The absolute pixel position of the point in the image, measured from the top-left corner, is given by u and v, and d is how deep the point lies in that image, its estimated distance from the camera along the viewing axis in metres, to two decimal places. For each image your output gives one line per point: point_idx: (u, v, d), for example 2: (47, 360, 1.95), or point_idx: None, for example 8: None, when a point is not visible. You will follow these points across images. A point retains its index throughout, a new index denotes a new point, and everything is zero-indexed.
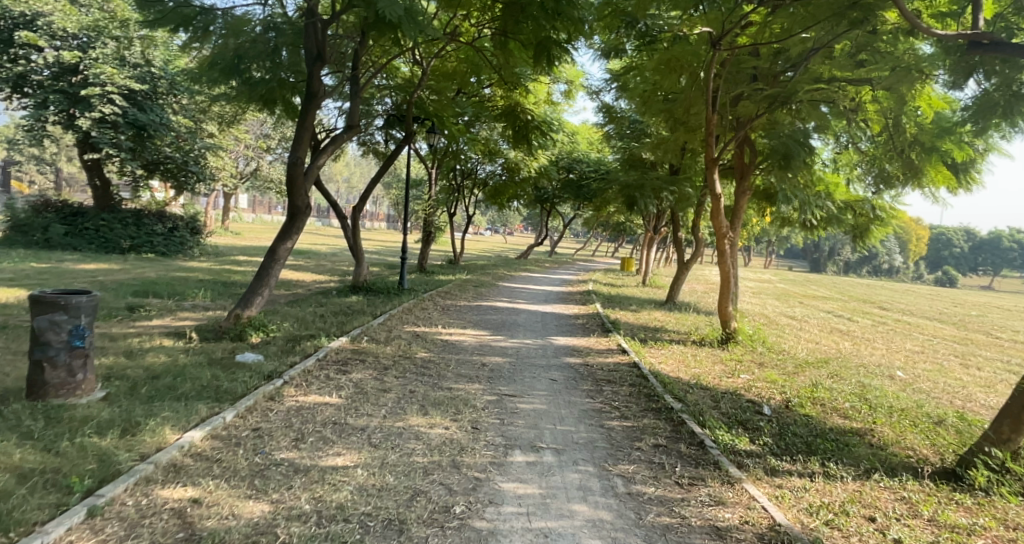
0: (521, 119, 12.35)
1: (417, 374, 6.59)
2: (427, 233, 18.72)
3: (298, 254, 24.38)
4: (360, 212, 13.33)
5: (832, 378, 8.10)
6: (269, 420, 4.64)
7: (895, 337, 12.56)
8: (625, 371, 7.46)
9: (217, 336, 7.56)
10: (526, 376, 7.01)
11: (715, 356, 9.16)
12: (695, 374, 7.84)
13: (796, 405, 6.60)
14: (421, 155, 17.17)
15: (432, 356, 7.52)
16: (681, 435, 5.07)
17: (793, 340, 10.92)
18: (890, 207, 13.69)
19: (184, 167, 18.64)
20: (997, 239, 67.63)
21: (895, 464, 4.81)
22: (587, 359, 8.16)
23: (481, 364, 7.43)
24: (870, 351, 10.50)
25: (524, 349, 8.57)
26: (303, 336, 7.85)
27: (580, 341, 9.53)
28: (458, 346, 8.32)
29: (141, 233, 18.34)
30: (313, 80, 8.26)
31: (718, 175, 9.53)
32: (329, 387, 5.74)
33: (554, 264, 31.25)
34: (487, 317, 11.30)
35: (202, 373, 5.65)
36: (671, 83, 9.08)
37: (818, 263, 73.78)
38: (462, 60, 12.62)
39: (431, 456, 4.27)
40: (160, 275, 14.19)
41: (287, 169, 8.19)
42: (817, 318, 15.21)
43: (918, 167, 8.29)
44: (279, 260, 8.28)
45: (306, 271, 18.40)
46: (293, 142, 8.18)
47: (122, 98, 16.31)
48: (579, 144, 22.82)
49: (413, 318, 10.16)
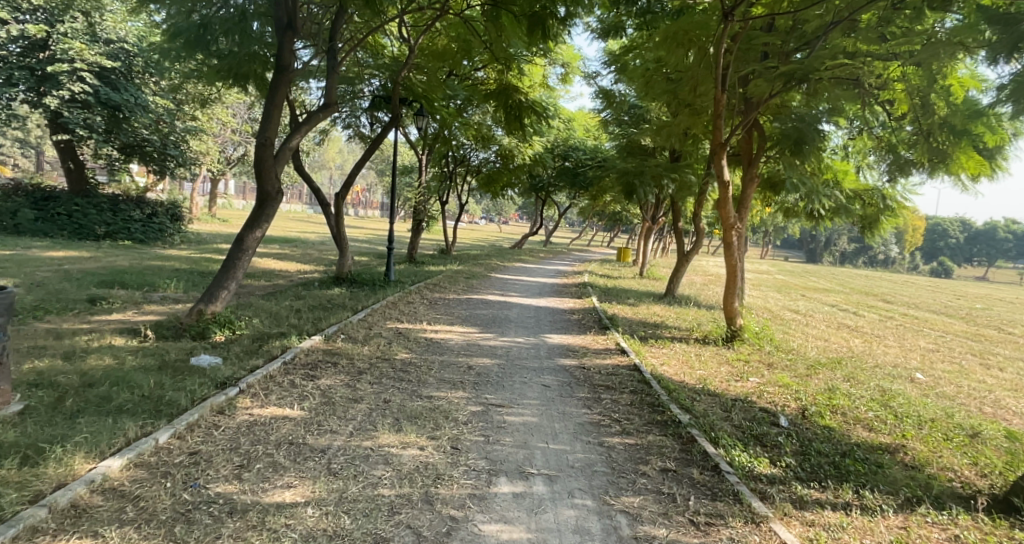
0: (514, 99, 11.54)
1: (394, 381, 5.89)
2: (418, 223, 17.98)
3: (284, 242, 23.57)
4: (343, 199, 12.55)
5: (848, 382, 7.48)
6: (212, 441, 3.95)
7: (907, 333, 11.94)
8: (625, 375, 6.79)
9: (177, 335, 6.84)
10: (516, 381, 6.34)
11: (721, 357, 8.51)
12: (701, 378, 7.19)
13: (814, 414, 5.96)
14: (409, 140, 16.39)
15: (413, 358, 6.84)
16: (692, 457, 4.41)
17: (801, 338, 10.29)
18: (900, 197, 13.12)
19: (163, 151, 17.93)
20: (992, 230, 67.26)
21: (940, 492, 4.16)
22: (584, 361, 7.49)
23: (467, 367, 6.75)
24: (884, 350, 9.86)
25: (515, 349, 7.88)
26: (273, 335, 7.15)
27: (576, 339, 8.87)
28: (443, 346, 7.63)
29: (118, 219, 17.56)
30: (283, 52, 7.44)
31: (726, 161, 8.83)
32: (292, 397, 5.04)
33: (549, 255, 30.58)
34: (477, 312, 10.63)
35: (145, 380, 4.95)
36: (678, 59, 8.32)
37: (814, 254, 73.31)
38: (453, 38, 11.87)
39: (400, 488, 3.59)
40: (133, 264, 13.46)
41: (255, 150, 7.42)
42: (823, 313, 14.57)
43: (946, 153, 7.58)
44: (248, 250, 7.55)
45: (290, 261, 17.66)
46: (262, 120, 7.40)
47: (94, 76, 15.48)
48: (576, 131, 22.07)
49: (397, 313, 9.48)
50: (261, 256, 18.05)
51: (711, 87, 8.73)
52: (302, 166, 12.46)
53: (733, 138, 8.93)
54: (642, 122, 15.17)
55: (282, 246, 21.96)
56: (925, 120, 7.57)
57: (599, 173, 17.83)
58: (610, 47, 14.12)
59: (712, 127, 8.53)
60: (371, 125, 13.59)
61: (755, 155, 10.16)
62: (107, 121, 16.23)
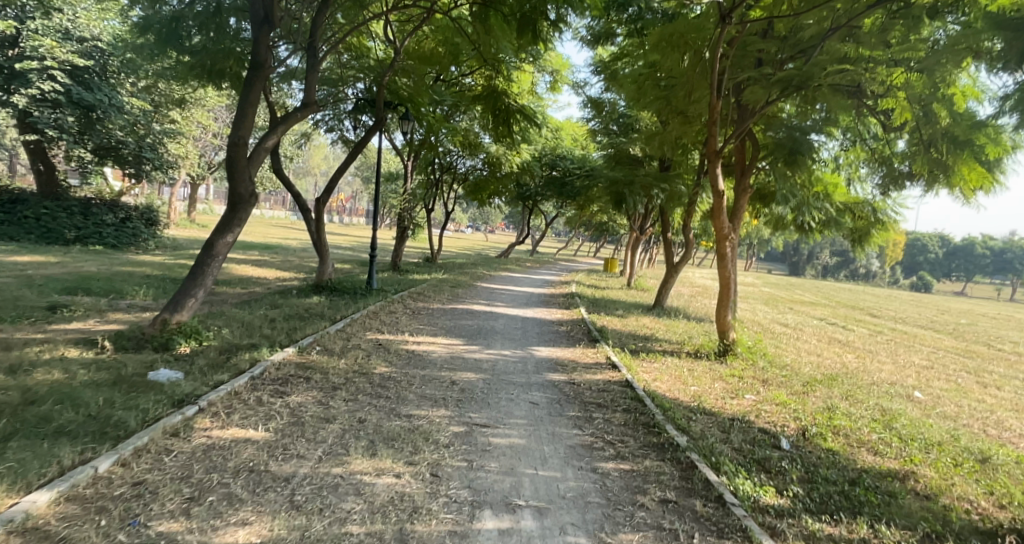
0: (503, 102, 11.17)
1: (371, 398, 5.47)
2: (402, 231, 17.56)
3: (265, 248, 23.02)
4: (324, 204, 12.12)
5: (847, 400, 7.18)
6: (161, 469, 3.53)
7: (899, 349, 11.74)
8: (618, 392, 6.42)
9: (138, 346, 6.39)
10: (502, 399, 5.96)
11: (714, 372, 8.19)
12: (695, 395, 6.86)
13: (816, 436, 5.64)
14: (394, 145, 16.01)
15: (393, 372, 6.43)
16: (694, 486, 4.05)
17: (794, 353, 10.03)
18: (891, 210, 12.87)
19: (138, 154, 17.52)
20: (970, 246, 68.32)
21: (961, 528, 3.86)
22: (573, 376, 7.12)
23: (450, 382, 6.36)
24: (878, 366, 9.62)
25: (501, 363, 7.50)
26: (243, 346, 6.70)
27: (565, 352, 8.52)
28: (425, 360, 7.21)
29: (89, 223, 16.99)
30: (259, 48, 7.04)
31: (721, 170, 8.55)
32: (257, 417, 4.61)
33: (535, 264, 30.28)
34: (461, 323, 10.23)
35: (95, 398, 4.51)
36: (673, 63, 8.01)
37: (797, 267, 74.01)
38: (441, 42, 11.59)
39: (371, 525, 3.20)
40: (102, 270, 12.91)
41: (226, 150, 6.99)
42: (813, 327, 14.35)
43: (946, 165, 7.31)
44: (218, 256, 7.10)
45: (270, 268, 17.17)
46: (235, 118, 6.98)
47: (66, 75, 14.95)
48: (563, 140, 21.81)
49: (377, 324, 9.05)
50: (239, 263, 17.52)
51: (706, 93, 8.46)
52: (281, 170, 12.02)
53: (727, 146, 8.65)
54: (632, 131, 14.90)
55: (262, 252, 21.43)
56: (925, 130, 7.32)
57: (587, 183, 17.55)
58: (600, 54, 13.89)
59: (707, 135, 8.23)
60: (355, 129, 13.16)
61: (749, 165, 9.87)
62: (80, 122, 15.75)
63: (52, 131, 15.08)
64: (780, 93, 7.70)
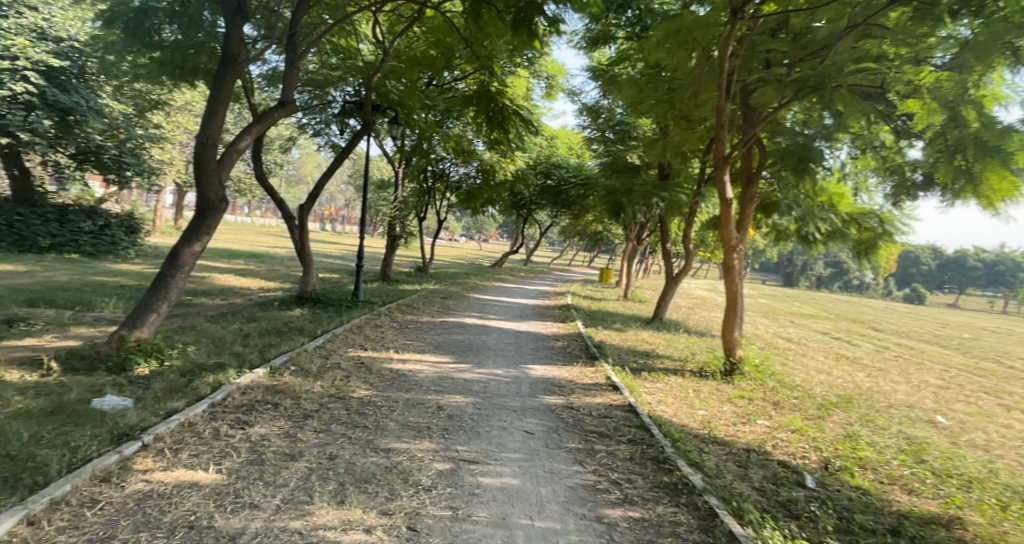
0: (496, 102, 10.55)
1: (346, 428, 4.87)
2: (392, 239, 16.94)
3: (252, 257, 22.40)
4: (308, 211, 11.52)
5: (868, 426, 6.63)
6: (78, 529, 2.99)
7: (910, 366, 11.24)
8: (622, 419, 5.82)
9: (90, 368, 5.80)
10: (493, 427, 5.37)
11: (722, 394, 7.62)
12: (704, 421, 6.29)
13: (842, 471, 5.09)
14: (384, 151, 15.45)
15: (373, 396, 5.84)
16: (716, 541, 3.56)
17: (804, 372, 9.47)
18: (900, 222, 12.35)
19: (119, 159, 17.11)
20: (963, 258, 68.54)
21: None
22: (572, 400, 6.51)
23: (437, 407, 5.77)
24: (893, 386, 9.09)
25: (494, 384, 6.91)
26: (207, 367, 6.08)
27: (561, 371, 7.95)
28: (410, 381, 6.59)
29: (65, 231, 16.43)
30: (232, 41, 6.46)
31: (729, 177, 8.02)
32: (209, 453, 3.99)
33: (530, 274, 29.81)
34: (451, 338, 9.60)
35: (21, 430, 3.93)
36: (679, 62, 7.45)
37: (791, 278, 73.69)
38: (434, 43, 11.08)
39: None
40: (73, 280, 12.29)
41: (193, 151, 6.38)
42: (817, 342, 13.81)
43: (973, 174, 6.76)
44: (183, 267, 6.49)
45: (254, 277, 16.55)
46: (204, 116, 6.39)
47: (40, 76, 14.27)
48: (559, 148, 21.28)
49: (361, 340, 8.43)
50: (222, 272, 16.88)
51: (713, 96, 7.94)
52: (262, 175, 11.43)
53: (736, 152, 8.12)
54: (630, 138, 14.35)
55: (248, 261, 20.80)
56: (953, 134, 6.79)
57: (583, 193, 16.97)
58: (598, 57, 13.39)
59: (715, 139, 7.70)
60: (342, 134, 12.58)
61: (756, 173, 9.32)
62: (56, 125, 15.15)
63: (25, 134, 14.40)
64: (794, 94, 7.17)
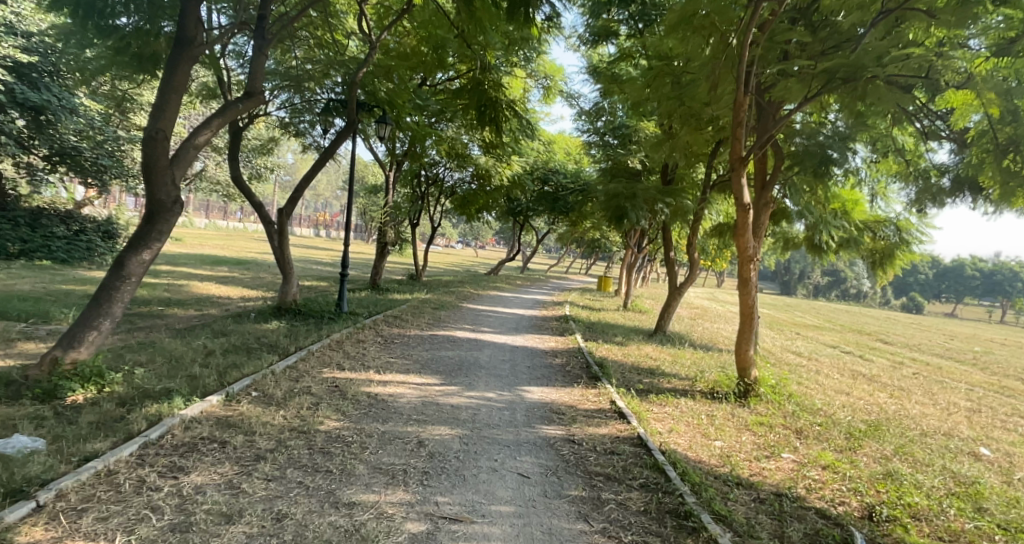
0: (490, 96, 9.58)
1: (305, 473, 4.09)
2: (382, 246, 16.11)
3: (237, 264, 21.58)
4: (288, 216, 10.72)
5: (907, 460, 5.87)
6: None
7: (932, 385, 10.50)
8: (631, 457, 5.03)
9: (15, 396, 5.03)
10: (480, 466, 4.61)
11: (739, 420, 6.83)
12: (723, 456, 5.51)
13: (891, 524, 4.33)
14: (373, 153, 14.69)
15: (345, 428, 5.06)
16: None
17: (823, 393, 8.69)
18: (917, 231, 11.59)
19: (96, 161, 16.32)
20: (960, 267, 68.10)
21: None
22: (573, 430, 5.73)
23: (418, 442, 4.97)
24: (922, 410, 8.35)
25: (485, 411, 6.12)
26: (152, 394, 5.27)
27: (560, 394, 7.17)
28: (389, 409, 5.78)
29: (36, 236, 15.58)
30: (187, 21, 5.71)
31: (747, 180, 7.25)
32: (121, 517, 3.28)
33: (527, 282, 29.04)
34: (439, 354, 8.80)
35: None
36: (691, 51, 6.70)
37: (788, 286, 73.17)
38: (424, 38, 10.35)
39: None
40: (36, 288, 11.45)
41: (141, 146, 5.58)
42: (829, 357, 13.04)
43: None
44: (130, 278, 5.69)
45: (236, 285, 15.74)
46: (154, 106, 5.60)
47: (7, 72, 13.44)
48: (556, 153, 20.50)
49: (339, 357, 7.63)
50: (204, 280, 16.09)
51: (729, 90, 7.17)
52: (239, 178, 10.64)
53: (754, 152, 7.37)
54: (631, 142, 13.60)
55: (233, 267, 20.03)
56: (1006, 131, 6.20)
57: (581, 199, 16.24)
58: (597, 57, 12.69)
59: (733, 137, 6.95)
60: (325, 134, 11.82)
61: (770, 178, 8.55)
62: (29, 125, 14.53)
63: None
64: (822, 87, 6.45)
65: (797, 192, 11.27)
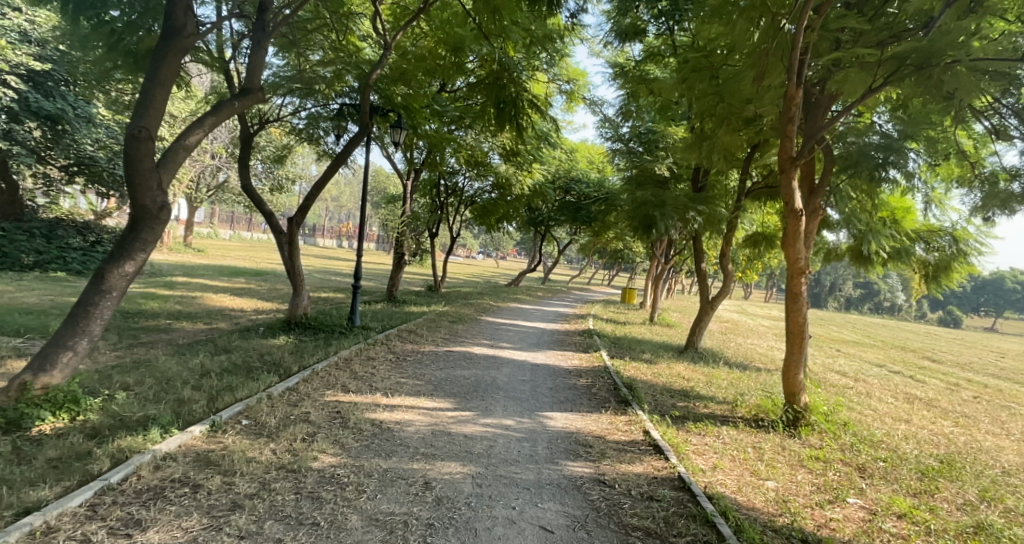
0: (508, 92, 8.62)
1: (287, 528, 3.45)
2: (399, 256, 15.51)
3: (255, 275, 21.18)
4: (298, 226, 10.17)
5: (997, 509, 5.01)
6: None
7: (997, 412, 9.51)
8: (674, 506, 4.28)
9: None
10: (495, 515, 3.92)
11: (791, 454, 6.02)
12: (781, 500, 4.73)
13: None
14: (390, 160, 14.14)
15: (340, 465, 4.40)
16: None
17: (880, 421, 7.80)
18: (975, 241, 10.64)
19: (113, 171, 16.07)
20: (1000, 279, 65.41)
21: None
22: (603, 468, 5.01)
23: (425, 483, 4.30)
24: (995, 442, 7.42)
25: (503, 442, 5.42)
26: (129, 424, 4.69)
27: (585, 421, 6.44)
28: (394, 440, 5.12)
29: (52, 248, 15.20)
30: (175, 9, 5.22)
31: (798, 183, 6.49)
32: None
33: (550, 294, 28.23)
34: (454, 373, 8.11)
35: None
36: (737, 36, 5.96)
37: (818, 299, 71.11)
38: (440, 39, 9.78)
39: None
40: (43, 301, 11.03)
41: (123, 146, 5.05)
42: (876, 378, 12.06)
43: None
44: (110, 293, 5.13)
45: (249, 298, 15.24)
46: (138, 104, 5.09)
47: (21, 80, 13.20)
48: (578, 161, 19.87)
49: (344, 379, 6.98)
50: (218, 292, 15.64)
51: (777, 82, 6.44)
52: (248, 186, 10.13)
53: (805, 152, 6.60)
54: (658, 148, 12.84)
55: (250, 279, 19.60)
56: None
57: (606, 209, 15.48)
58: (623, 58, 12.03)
59: (784, 134, 6.20)
60: (339, 139, 11.29)
61: (819, 183, 7.76)
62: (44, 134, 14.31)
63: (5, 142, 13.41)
64: (887, 77, 5.68)
65: (843, 200, 10.42)
